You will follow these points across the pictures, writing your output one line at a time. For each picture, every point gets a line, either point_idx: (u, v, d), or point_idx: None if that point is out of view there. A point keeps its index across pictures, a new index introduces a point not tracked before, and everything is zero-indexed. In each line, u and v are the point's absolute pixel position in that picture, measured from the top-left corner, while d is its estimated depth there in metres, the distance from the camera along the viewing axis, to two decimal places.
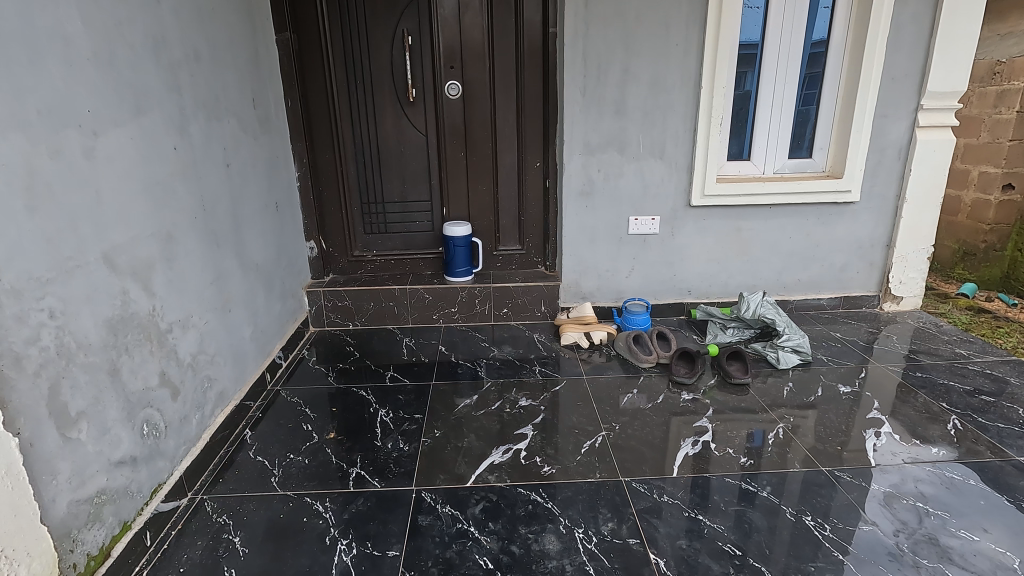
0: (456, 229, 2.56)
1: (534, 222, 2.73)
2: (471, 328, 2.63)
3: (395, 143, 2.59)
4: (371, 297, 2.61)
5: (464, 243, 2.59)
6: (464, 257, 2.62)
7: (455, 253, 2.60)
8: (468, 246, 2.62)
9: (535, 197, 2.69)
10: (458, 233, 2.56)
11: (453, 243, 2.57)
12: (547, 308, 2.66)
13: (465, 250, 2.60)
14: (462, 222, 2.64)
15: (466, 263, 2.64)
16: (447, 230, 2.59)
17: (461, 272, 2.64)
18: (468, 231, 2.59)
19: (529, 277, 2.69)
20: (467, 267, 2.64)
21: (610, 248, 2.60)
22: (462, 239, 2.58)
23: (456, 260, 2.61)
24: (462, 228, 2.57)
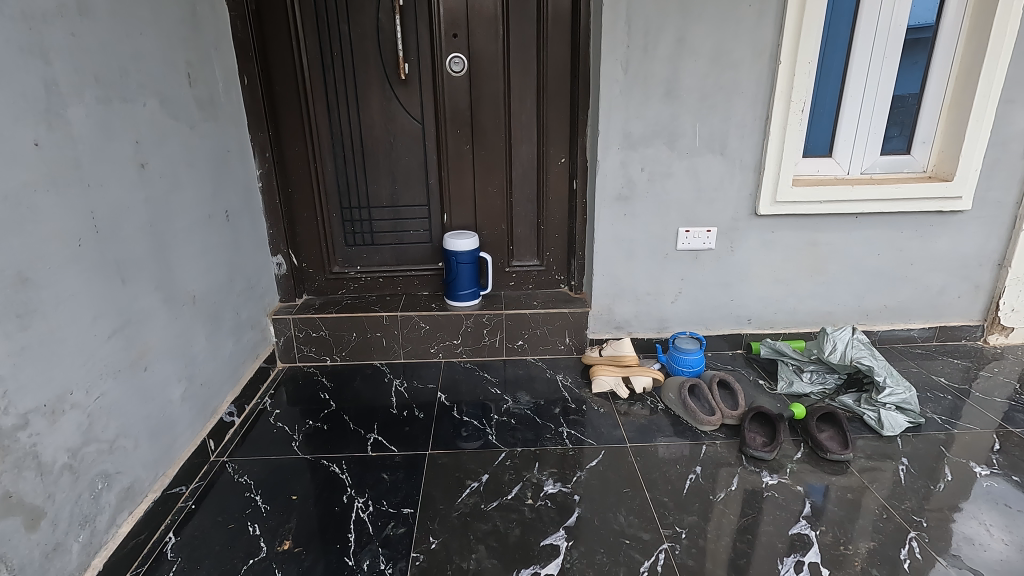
0: (458, 240, 2.05)
1: (555, 232, 2.20)
2: (477, 366, 2.11)
3: (383, 133, 2.05)
4: (353, 326, 2.09)
5: (469, 260, 2.08)
6: (468, 276, 2.10)
7: (457, 272, 2.08)
8: (475, 262, 2.10)
9: (557, 201, 2.16)
10: (460, 246, 2.05)
11: (454, 259, 2.06)
12: (572, 340, 2.14)
13: (470, 267, 2.09)
14: (468, 233, 2.13)
15: (471, 284, 2.12)
16: (446, 241, 2.08)
17: (464, 295, 2.12)
18: (475, 244, 2.07)
19: (549, 302, 2.17)
20: (472, 289, 2.12)
21: (652, 267, 2.07)
22: (467, 254, 2.06)
23: (458, 280, 2.09)
24: (467, 241, 2.05)
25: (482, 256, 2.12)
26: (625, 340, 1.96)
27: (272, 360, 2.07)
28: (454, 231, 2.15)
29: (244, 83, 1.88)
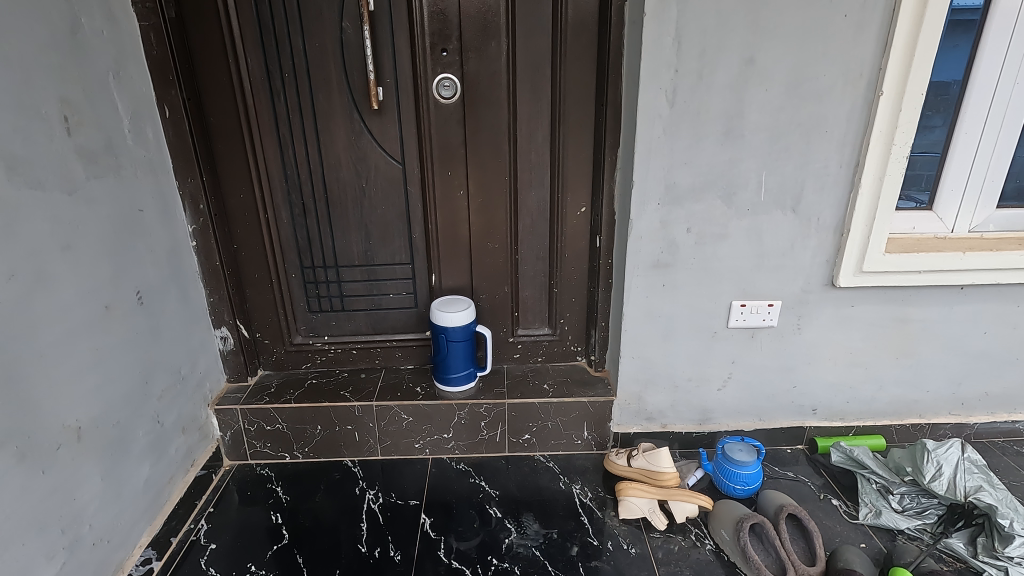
0: (449, 313, 1.61)
1: (571, 297, 1.76)
2: (472, 467, 1.69)
3: (351, 176, 1.59)
4: (317, 418, 1.66)
5: (462, 336, 1.64)
6: (461, 355, 1.66)
7: (448, 351, 1.64)
8: (470, 339, 1.66)
9: (574, 260, 1.71)
10: (451, 321, 1.61)
11: (443, 336, 1.62)
12: (590, 434, 1.72)
13: (463, 345, 1.65)
14: (462, 300, 1.69)
15: (465, 366, 1.68)
16: (434, 314, 1.63)
17: (457, 378, 1.68)
18: (470, 317, 1.63)
19: (563, 385, 1.74)
20: (467, 370, 1.69)
21: (695, 349, 1.63)
22: (460, 330, 1.62)
23: (449, 360, 1.66)
24: (460, 315, 1.61)
25: (479, 330, 1.68)
26: (665, 450, 1.52)
27: (215, 459, 1.66)
28: (444, 297, 1.70)
29: (165, 116, 1.43)
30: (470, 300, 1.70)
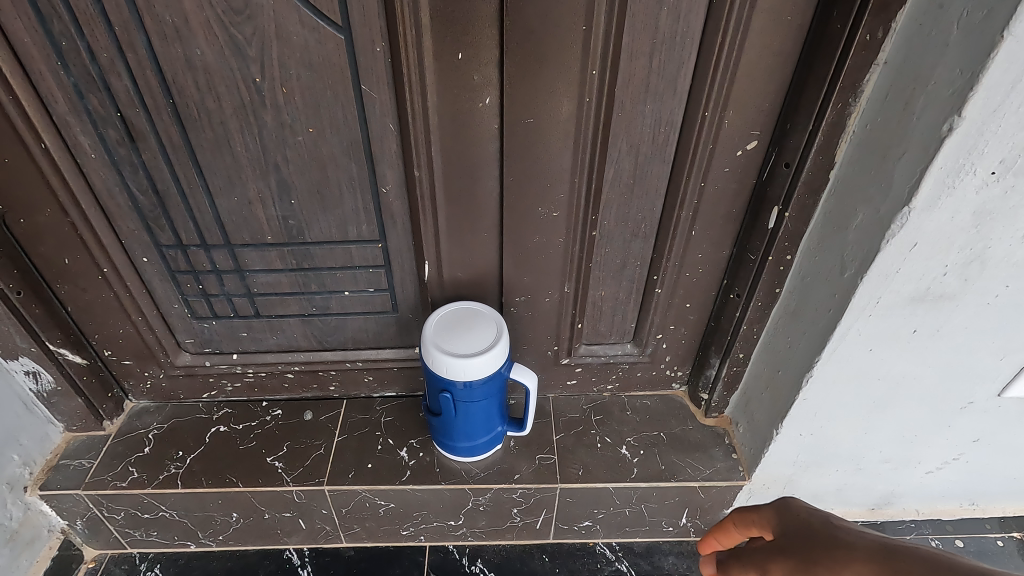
0: (457, 360, 0.80)
1: (682, 302, 0.94)
2: (494, 571, 1.03)
3: (223, 57, 0.66)
4: (230, 504, 0.96)
5: (483, 395, 0.85)
6: (481, 417, 0.90)
7: (456, 415, 0.88)
8: (498, 391, 0.88)
9: (705, 243, 0.86)
10: (462, 374, 0.81)
11: (446, 396, 0.84)
12: (692, 521, 1.04)
13: (485, 404, 0.87)
14: (482, 317, 0.87)
15: (487, 430, 0.93)
16: (427, 353, 0.83)
17: (472, 446, 0.94)
18: (500, 361, 0.83)
19: (655, 449, 1.01)
20: (491, 434, 0.94)
21: (920, 426, 0.87)
22: (479, 386, 0.83)
23: (457, 425, 0.90)
24: (479, 363, 0.81)
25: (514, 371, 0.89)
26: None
27: (65, 561, 0.99)
28: (447, 308, 0.88)
29: None
30: (499, 314, 0.88)
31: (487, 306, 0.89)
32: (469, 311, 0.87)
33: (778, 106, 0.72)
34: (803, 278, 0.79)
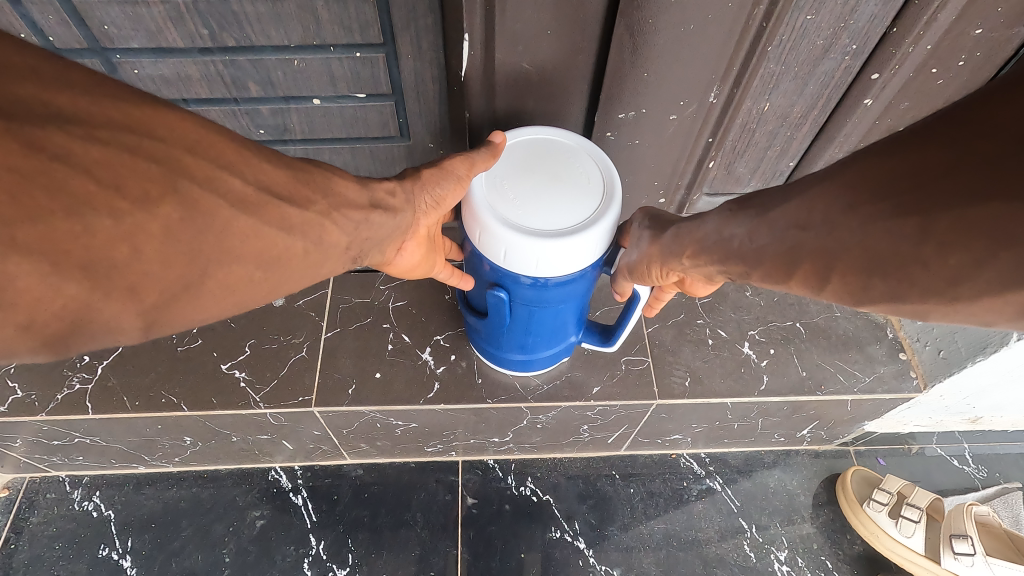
0: (524, 240, 0.43)
1: (894, 126, 0.56)
2: (550, 494, 0.78)
3: None
4: (176, 430, 0.66)
5: (563, 298, 0.50)
6: (548, 328, 0.56)
7: (510, 322, 0.54)
8: (584, 292, 0.52)
9: (1007, 4, 0.45)
10: (532, 266, 0.45)
11: (496, 296, 0.49)
12: (814, 432, 0.78)
13: (561, 310, 0.52)
14: (576, 160, 0.47)
15: (554, 342, 0.60)
16: (469, 219, 0.45)
17: (529, 360, 0.62)
18: (600, 248, 0.46)
19: (790, 347, 0.70)
20: (559, 346, 0.61)
21: None
22: (563, 287, 0.48)
23: (511, 332, 0.56)
24: (564, 250, 0.43)
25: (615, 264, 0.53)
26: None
27: None
28: (510, 136, 0.48)
29: None
30: (606, 159, 0.48)
31: (584, 140, 0.49)
32: (551, 148, 0.48)
33: None
34: None
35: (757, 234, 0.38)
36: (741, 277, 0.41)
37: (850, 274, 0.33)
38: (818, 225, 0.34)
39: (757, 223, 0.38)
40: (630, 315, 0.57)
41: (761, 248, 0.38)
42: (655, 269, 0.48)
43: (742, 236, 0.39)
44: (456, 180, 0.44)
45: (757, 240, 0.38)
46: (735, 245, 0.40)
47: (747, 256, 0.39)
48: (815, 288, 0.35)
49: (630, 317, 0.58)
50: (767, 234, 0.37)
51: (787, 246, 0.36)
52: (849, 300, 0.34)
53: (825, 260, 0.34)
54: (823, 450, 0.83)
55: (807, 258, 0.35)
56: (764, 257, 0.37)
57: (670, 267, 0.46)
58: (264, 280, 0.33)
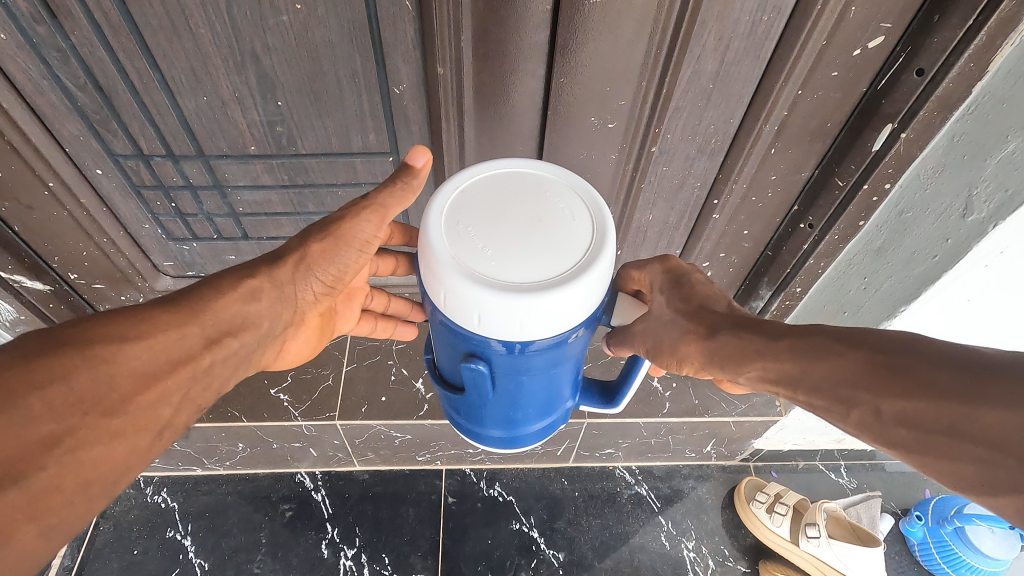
0: (498, 309, 0.39)
1: (740, 229, 0.81)
2: (513, 495, 1.01)
3: None
4: (234, 437, 0.90)
5: (548, 366, 0.45)
6: (539, 407, 0.50)
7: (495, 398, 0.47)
8: (573, 365, 0.48)
9: (785, 163, 0.71)
10: (515, 329, 0.39)
11: (478, 380, 0.44)
12: (716, 449, 1.02)
13: (552, 381, 0.47)
14: (550, 201, 0.44)
15: (548, 415, 0.52)
16: (429, 269, 0.41)
17: (517, 442, 0.53)
18: (595, 297, 0.42)
19: (688, 382, 0.94)
20: (550, 423, 0.53)
21: None
22: (543, 351, 0.42)
23: (491, 408, 0.49)
24: (547, 311, 0.39)
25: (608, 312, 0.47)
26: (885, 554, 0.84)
27: None
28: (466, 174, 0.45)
29: None
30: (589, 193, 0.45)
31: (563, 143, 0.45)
32: (522, 187, 0.44)
33: None
34: (903, 213, 0.67)
35: (814, 359, 0.43)
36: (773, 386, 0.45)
37: (877, 421, 0.39)
38: (879, 378, 0.39)
39: (842, 362, 0.41)
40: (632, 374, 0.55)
41: (817, 372, 0.42)
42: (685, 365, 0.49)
43: (784, 348, 0.44)
44: (347, 246, 0.52)
45: (813, 370, 0.42)
46: (783, 362, 0.44)
47: (826, 392, 0.42)
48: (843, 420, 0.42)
49: (630, 379, 0.55)
50: (824, 361, 0.42)
51: (842, 375, 0.41)
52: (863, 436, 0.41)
53: (869, 411, 0.40)
54: (728, 465, 1.06)
55: (852, 401, 0.40)
56: (825, 387, 0.42)
57: (704, 366, 0.48)
58: (71, 518, 0.38)
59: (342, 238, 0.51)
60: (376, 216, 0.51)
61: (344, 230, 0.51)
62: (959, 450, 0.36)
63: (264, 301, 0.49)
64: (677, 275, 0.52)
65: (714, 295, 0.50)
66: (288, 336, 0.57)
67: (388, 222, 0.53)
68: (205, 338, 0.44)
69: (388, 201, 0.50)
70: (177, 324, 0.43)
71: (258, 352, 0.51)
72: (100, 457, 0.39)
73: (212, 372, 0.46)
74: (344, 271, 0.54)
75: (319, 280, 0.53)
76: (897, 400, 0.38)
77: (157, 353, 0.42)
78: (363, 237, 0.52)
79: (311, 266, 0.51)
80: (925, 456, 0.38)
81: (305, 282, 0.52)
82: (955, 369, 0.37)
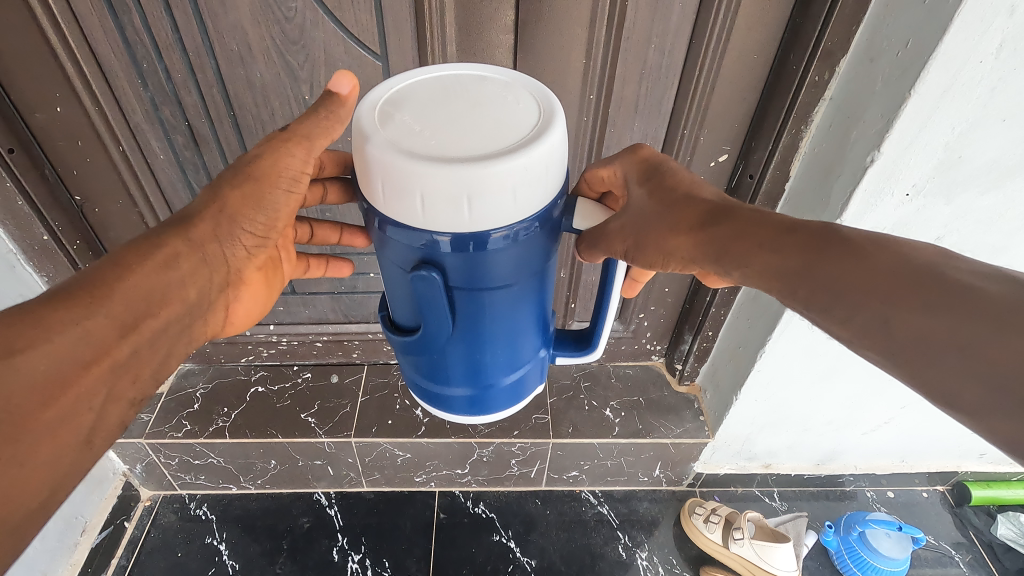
0: (431, 172, 0.43)
1: (662, 287, 1.08)
2: (494, 512, 1.21)
3: (279, 79, 0.78)
4: (269, 452, 1.12)
5: (500, 285, 0.52)
6: (501, 334, 0.58)
7: (455, 322, 0.55)
8: (525, 283, 0.54)
9: None
10: (462, 210, 0.45)
11: (433, 289, 0.50)
12: (664, 472, 1.22)
13: (507, 306, 0.55)
14: (489, 98, 0.50)
15: (507, 355, 0.60)
16: (368, 172, 0.46)
17: (487, 390, 0.63)
18: (541, 180, 0.47)
19: (635, 412, 1.17)
20: (519, 376, 0.63)
21: (853, 395, 1.03)
22: (490, 256, 0.49)
23: (455, 341, 0.57)
24: (487, 181, 0.44)
25: (556, 218, 0.52)
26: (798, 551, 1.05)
27: (126, 500, 1.15)
28: (409, 85, 0.52)
29: None
30: (528, 89, 0.52)
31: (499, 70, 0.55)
32: (457, 90, 0.51)
33: (744, 126, 0.85)
34: None
35: (779, 247, 0.49)
36: (738, 271, 0.52)
37: (830, 297, 0.45)
38: (837, 257, 0.45)
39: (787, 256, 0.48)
40: (602, 322, 0.65)
41: (783, 254, 0.49)
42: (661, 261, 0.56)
43: (747, 237, 0.51)
44: (274, 187, 0.57)
45: (770, 257, 0.49)
46: (750, 249, 0.51)
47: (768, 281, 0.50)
48: (799, 302, 0.48)
49: (607, 307, 0.63)
50: (788, 246, 0.49)
51: (803, 256, 0.47)
52: (811, 312, 0.47)
53: (820, 291, 0.46)
54: (677, 490, 1.26)
55: (810, 281, 0.47)
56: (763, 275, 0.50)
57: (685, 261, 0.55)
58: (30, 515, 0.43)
59: (265, 181, 0.56)
60: (300, 148, 0.55)
61: (264, 175, 0.56)
62: (894, 320, 0.42)
63: (185, 265, 0.53)
64: (651, 164, 0.59)
65: (685, 181, 0.57)
66: (228, 296, 0.61)
67: (314, 158, 0.57)
68: (121, 326, 0.48)
69: (313, 131, 0.55)
70: (91, 314, 0.46)
71: (199, 316, 0.57)
72: (44, 463, 0.44)
73: (141, 355, 0.50)
74: (278, 216, 0.59)
75: (246, 231, 0.57)
76: (847, 278, 0.45)
77: (92, 348, 0.46)
78: (291, 173, 0.57)
79: (238, 217, 0.56)
80: (861, 329, 0.44)
81: (231, 232, 0.56)
82: (901, 261, 0.43)
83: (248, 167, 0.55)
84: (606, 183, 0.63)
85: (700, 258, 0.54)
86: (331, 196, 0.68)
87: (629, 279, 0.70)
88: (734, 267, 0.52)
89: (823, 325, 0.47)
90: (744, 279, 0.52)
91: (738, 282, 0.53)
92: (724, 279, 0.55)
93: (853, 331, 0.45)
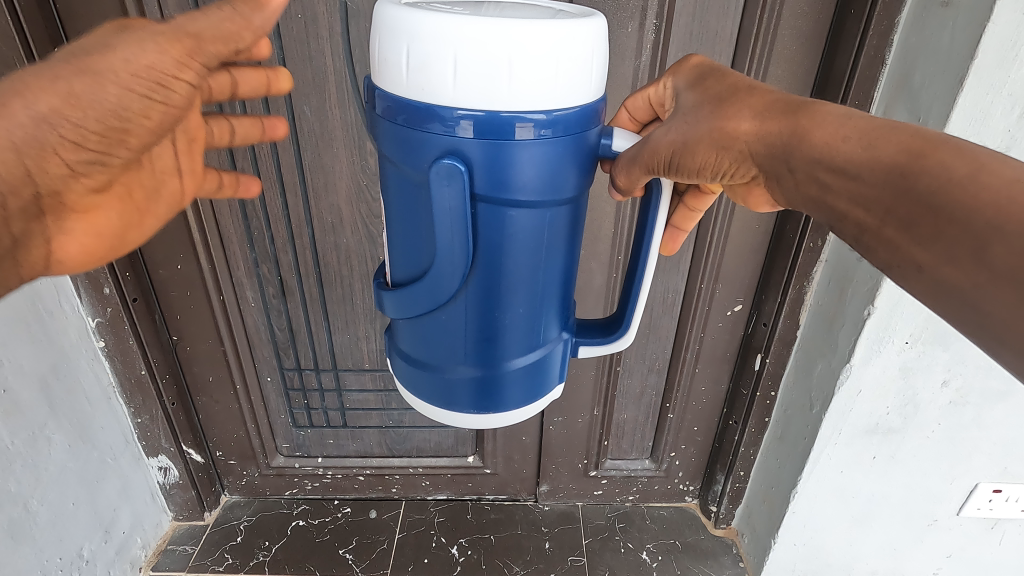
0: (467, 29, 0.44)
1: (691, 425, 1.14)
2: None
3: (361, 244, 0.95)
4: None
5: (527, 197, 0.51)
6: (517, 285, 0.55)
7: (471, 257, 0.52)
8: (548, 217, 0.53)
9: (708, 378, 1.08)
10: (503, 79, 0.45)
11: (453, 193, 0.49)
12: None
13: (529, 242, 0.54)
14: (529, 7, 0.53)
15: (529, 320, 0.58)
16: (392, 42, 0.47)
17: (496, 370, 0.59)
18: (579, 64, 0.48)
19: (672, 556, 1.16)
20: (536, 346, 0.60)
21: (895, 540, 1.02)
22: (516, 148, 0.48)
23: (474, 288, 0.55)
24: (529, 49, 0.45)
25: (586, 138, 0.52)
26: None
27: None
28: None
29: None
30: (565, 6, 0.55)
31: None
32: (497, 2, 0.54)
33: (754, 282, 0.98)
34: (785, 410, 1.01)
35: (867, 143, 0.47)
36: (801, 162, 0.50)
37: (918, 208, 0.43)
38: (943, 165, 0.42)
39: (845, 142, 0.48)
40: (633, 301, 0.63)
41: (874, 151, 0.46)
42: (710, 171, 0.55)
43: (822, 128, 0.49)
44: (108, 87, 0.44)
45: (850, 149, 0.47)
46: (831, 141, 0.48)
47: (815, 182, 0.50)
48: (876, 211, 0.46)
49: (643, 270, 0.61)
50: (880, 141, 0.46)
51: (900, 158, 0.45)
52: (889, 230, 0.45)
53: (905, 196, 0.44)
54: None
55: (899, 186, 0.44)
56: (811, 179, 0.50)
57: (735, 162, 0.54)
58: None
59: (106, 77, 0.44)
60: (175, 47, 0.45)
61: (108, 69, 0.44)
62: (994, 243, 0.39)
63: None
64: (702, 69, 0.60)
65: (739, 79, 0.56)
66: (49, 227, 0.52)
67: (195, 64, 0.47)
68: None
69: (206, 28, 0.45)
70: None
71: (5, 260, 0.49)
72: None
73: None
74: (129, 129, 0.48)
75: (62, 138, 0.45)
76: (946, 191, 0.42)
77: None
78: (154, 74, 0.45)
79: (52, 117, 0.44)
80: (949, 254, 0.41)
81: (34, 137, 0.44)
82: (969, 165, 0.41)
83: (91, 61, 0.44)
84: (658, 101, 0.63)
85: (754, 145, 0.53)
86: (241, 89, 0.58)
87: (671, 229, 0.73)
88: (791, 151, 0.51)
89: (898, 242, 0.45)
90: (800, 168, 0.51)
91: (795, 184, 0.52)
92: (774, 177, 0.53)
93: (936, 256, 0.42)
